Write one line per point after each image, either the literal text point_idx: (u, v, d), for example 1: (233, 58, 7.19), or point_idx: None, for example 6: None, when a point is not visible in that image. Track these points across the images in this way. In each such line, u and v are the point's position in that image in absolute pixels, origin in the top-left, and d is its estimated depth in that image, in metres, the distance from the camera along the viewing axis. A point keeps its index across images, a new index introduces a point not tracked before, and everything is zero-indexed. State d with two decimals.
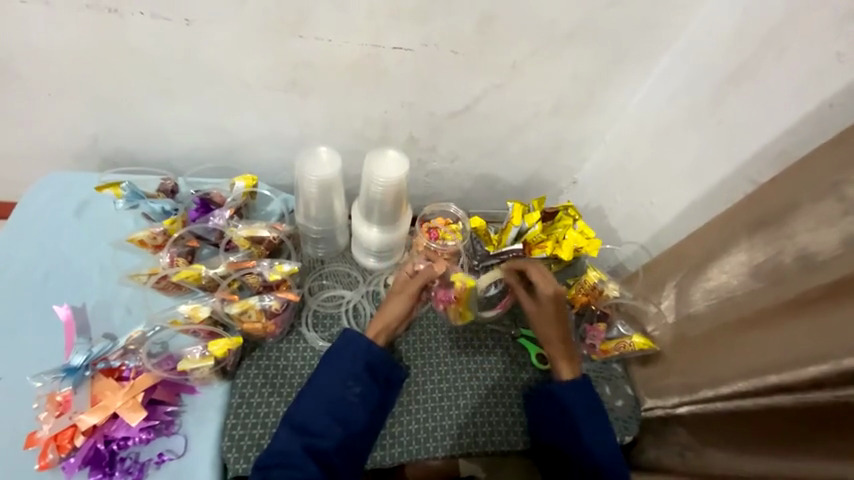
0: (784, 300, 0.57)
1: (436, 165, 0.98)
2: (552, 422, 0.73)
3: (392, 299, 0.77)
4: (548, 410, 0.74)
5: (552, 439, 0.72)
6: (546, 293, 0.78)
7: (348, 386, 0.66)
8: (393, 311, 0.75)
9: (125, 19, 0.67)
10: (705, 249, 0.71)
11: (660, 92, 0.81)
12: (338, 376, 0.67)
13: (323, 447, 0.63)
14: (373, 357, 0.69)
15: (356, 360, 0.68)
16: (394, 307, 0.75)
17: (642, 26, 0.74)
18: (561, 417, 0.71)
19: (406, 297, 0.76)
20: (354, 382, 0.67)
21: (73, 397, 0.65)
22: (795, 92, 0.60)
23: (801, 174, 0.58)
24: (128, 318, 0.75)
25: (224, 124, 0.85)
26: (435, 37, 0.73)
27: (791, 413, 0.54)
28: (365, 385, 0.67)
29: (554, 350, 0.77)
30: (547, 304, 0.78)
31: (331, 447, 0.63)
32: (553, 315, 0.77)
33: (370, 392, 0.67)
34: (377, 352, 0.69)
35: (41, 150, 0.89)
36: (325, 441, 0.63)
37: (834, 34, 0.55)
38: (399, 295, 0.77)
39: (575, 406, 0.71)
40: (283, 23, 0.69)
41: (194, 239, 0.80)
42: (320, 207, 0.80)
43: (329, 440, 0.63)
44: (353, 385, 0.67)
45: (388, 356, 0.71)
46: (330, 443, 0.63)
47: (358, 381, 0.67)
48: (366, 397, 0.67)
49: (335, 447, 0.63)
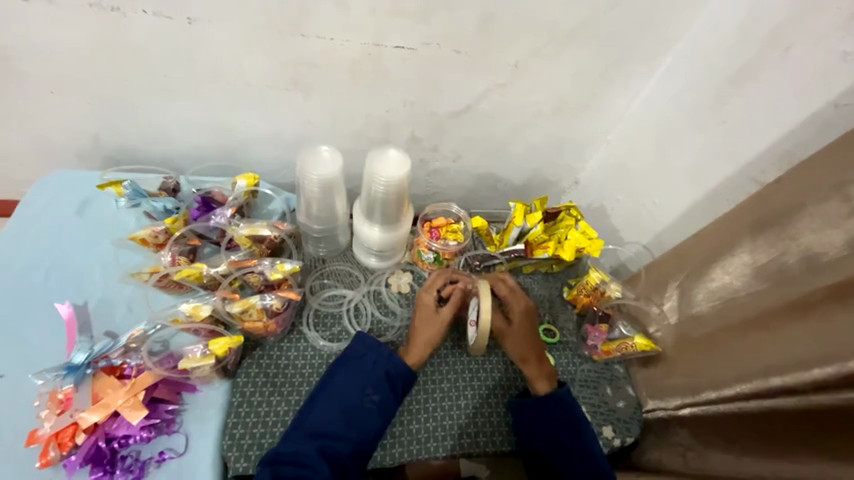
0: (787, 301, 0.57)
1: (438, 164, 0.98)
2: (561, 429, 0.69)
3: (422, 327, 0.75)
4: (556, 424, 0.69)
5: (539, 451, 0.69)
6: (518, 311, 0.78)
7: (367, 393, 0.66)
8: (432, 338, 0.74)
9: (126, 17, 0.67)
10: (707, 250, 0.71)
11: (662, 91, 0.81)
12: (357, 382, 0.66)
13: (338, 450, 0.61)
14: (393, 367, 0.68)
15: (376, 368, 0.67)
16: (431, 333, 0.74)
17: (645, 25, 0.74)
18: (542, 422, 0.70)
19: (443, 326, 0.75)
20: (373, 390, 0.66)
21: (74, 395, 0.65)
22: (799, 92, 0.59)
23: (806, 173, 0.58)
24: (129, 316, 0.75)
25: (226, 123, 0.85)
26: (438, 36, 0.73)
27: (796, 414, 0.53)
28: (383, 394, 0.66)
29: (527, 368, 0.75)
30: (520, 322, 0.77)
31: (345, 451, 0.62)
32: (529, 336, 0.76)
33: (388, 402, 0.66)
34: (398, 363, 0.68)
35: (44, 148, 0.89)
36: (341, 444, 0.62)
37: (840, 33, 0.54)
38: (432, 323, 0.75)
39: (558, 415, 0.70)
40: (285, 21, 0.69)
41: (196, 238, 0.81)
42: (321, 206, 0.80)
43: (345, 444, 0.62)
44: (372, 393, 0.66)
45: (409, 369, 0.69)
46: (346, 447, 0.62)
47: (378, 389, 0.66)
48: (383, 405, 0.66)
49: (349, 452, 0.62)
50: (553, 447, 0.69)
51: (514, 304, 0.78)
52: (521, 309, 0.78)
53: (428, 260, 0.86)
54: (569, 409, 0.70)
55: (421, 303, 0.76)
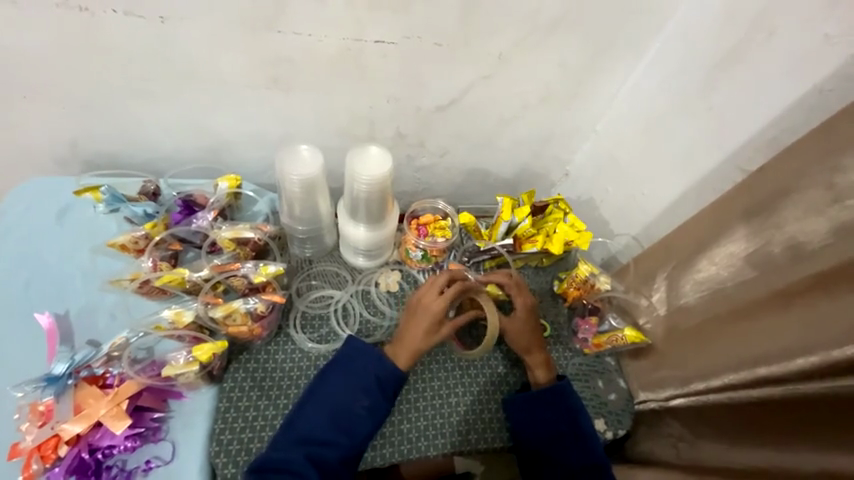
0: (774, 290, 0.56)
1: (425, 160, 0.96)
2: (560, 418, 0.70)
3: (419, 336, 0.70)
4: (557, 413, 0.70)
5: (537, 445, 0.69)
6: (525, 305, 0.77)
7: (357, 397, 0.65)
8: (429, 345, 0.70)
9: (96, 16, 0.65)
10: (694, 240, 0.70)
11: (649, 79, 0.80)
12: (346, 387, 0.65)
13: (328, 457, 0.61)
14: (384, 370, 0.66)
15: (367, 372, 0.66)
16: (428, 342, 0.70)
17: (629, 12, 0.72)
18: (541, 412, 0.70)
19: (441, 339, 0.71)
20: (364, 395, 0.65)
21: (55, 407, 0.64)
22: (783, 78, 0.59)
23: (791, 159, 0.57)
24: (112, 324, 0.74)
25: (206, 124, 0.83)
26: (418, 29, 0.71)
27: (783, 403, 0.53)
28: (374, 398, 0.65)
29: (532, 355, 0.76)
30: (525, 316, 0.76)
31: (335, 457, 0.62)
32: (535, 330, 0.77)
33: (379, 406, 0.65)
34: (388, 365, 0.67)
35: (20, 154, 0.87)
36: (330, 450, 0.62)
37: (824, 17, 0.53)
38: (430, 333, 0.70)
39: (559, 410, 0.70)
40: (260, 18, 0.67)
41: (177, 242, 0.79)
42: (304, 206, 0.79)
43: (334, 451, 0.62)
44: (362, 397, 0.65)
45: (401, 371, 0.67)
46: (335, 453, 0.62)
47: (368, 393, 0.65)
48: (374, 409, 0.65)
49: (339, 458, 0.62)
50: (551, 435, 0.69)
51: (521, 299, 0.77)
52: (523, 305, 0.77)
53: (415, 258, 0.85)
54: (571, 402, 0.71)
55: (427, 313, 0.71)
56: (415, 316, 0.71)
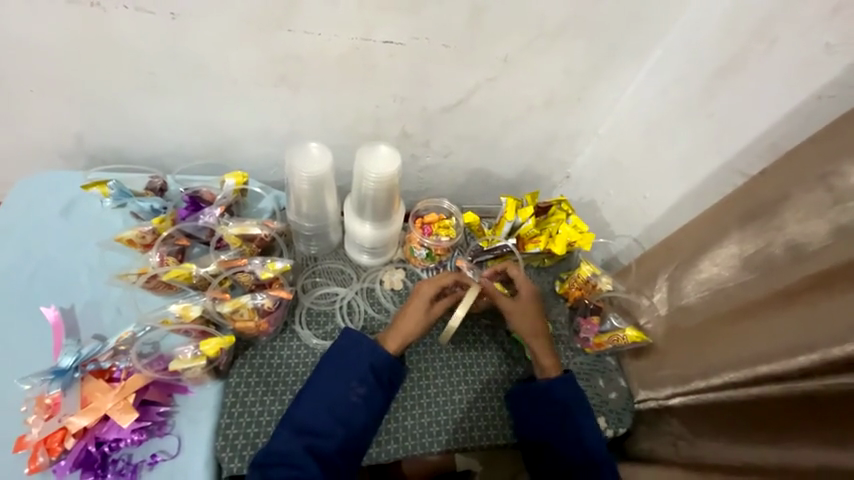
0: (772, 290, 0.58)
1: (429, 159, 0.97)
2: (558, 414, 0.70)
3: (411, 321, 0.73)
4: (555, 410, 0.71)
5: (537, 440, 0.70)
6: (529, 295, 0.79)
7: (352, 386, 0.65)
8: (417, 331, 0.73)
9: (107, 12, 0.65)
10: (694, 242, 0.72)
11: (651, 83, 0.81)
12: (342, 377, 0.65)
13: (325, 449, 0.62)
14: (378, 359, 0.67)
15: (361, 361, 0.67)
16: (417, 328, 0.73)
17: (633, 18, 0.74)
18: (540, 409, 0.71)
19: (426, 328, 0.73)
20: (359, 384, 0.65)
21: (62, 400, 0.64)
22: (783, 84, 0.60)
23: (791, 164, 0.59)
24: (118, 318, 0.74)
25: (213, 120, 0.84)
26: (426, 30, 0.72)
27: (784, 401, 0.54)
28: (370, 388, 0.66)
29: (535, 345, 0.76)
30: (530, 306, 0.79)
31: (333, 448, 0.62)
32: (537, 321, 0.78)
33: (374, 395, 0.66)
34: (381, 354, 0.68)
35: (26, 148, 0.87)
36: (327, 442, 0.62)
37: (824, 26, 0.55)
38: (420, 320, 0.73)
39: (556, 405, 0.71)
40: (270, 17, 0.68)
41: (184, 238, 0.80)
42: (311, 203, 0.79)
43: (331, 442, 0.62)
44: (357, 386, 0.65)
45: (393, 360, 0.68)
46: (332, 444, 0.62)
47: (363, 382, 0.66)
48: (370, 399, 0.65)
49: (337, 449, 0.62)
50: (550, 432, 0.70)
51: (526, 290, 0.80)
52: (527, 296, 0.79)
53: (419, 256, 0.86)
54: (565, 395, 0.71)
55: (423, 300, 0.74)
56: (410, 303, 0.75)
